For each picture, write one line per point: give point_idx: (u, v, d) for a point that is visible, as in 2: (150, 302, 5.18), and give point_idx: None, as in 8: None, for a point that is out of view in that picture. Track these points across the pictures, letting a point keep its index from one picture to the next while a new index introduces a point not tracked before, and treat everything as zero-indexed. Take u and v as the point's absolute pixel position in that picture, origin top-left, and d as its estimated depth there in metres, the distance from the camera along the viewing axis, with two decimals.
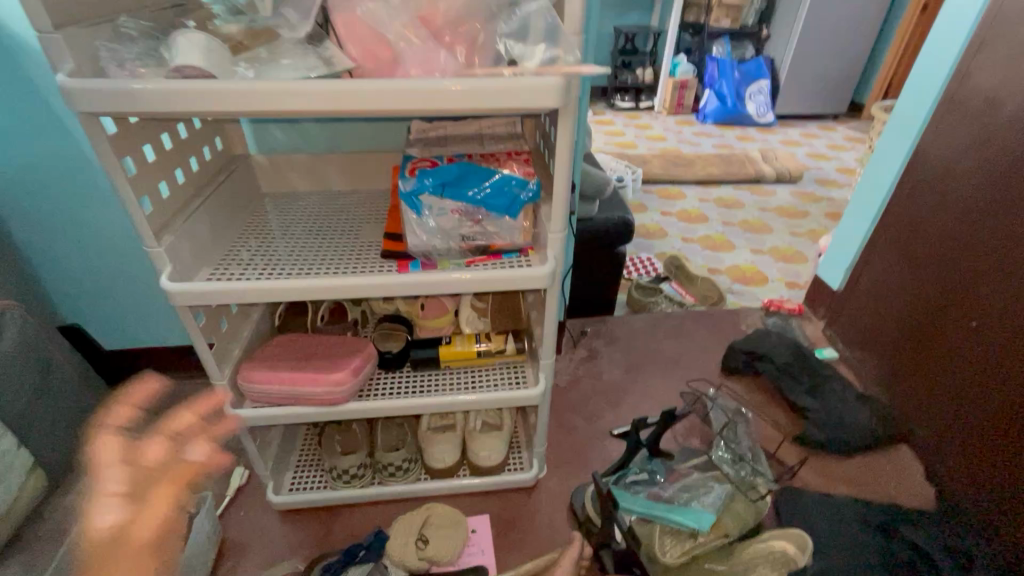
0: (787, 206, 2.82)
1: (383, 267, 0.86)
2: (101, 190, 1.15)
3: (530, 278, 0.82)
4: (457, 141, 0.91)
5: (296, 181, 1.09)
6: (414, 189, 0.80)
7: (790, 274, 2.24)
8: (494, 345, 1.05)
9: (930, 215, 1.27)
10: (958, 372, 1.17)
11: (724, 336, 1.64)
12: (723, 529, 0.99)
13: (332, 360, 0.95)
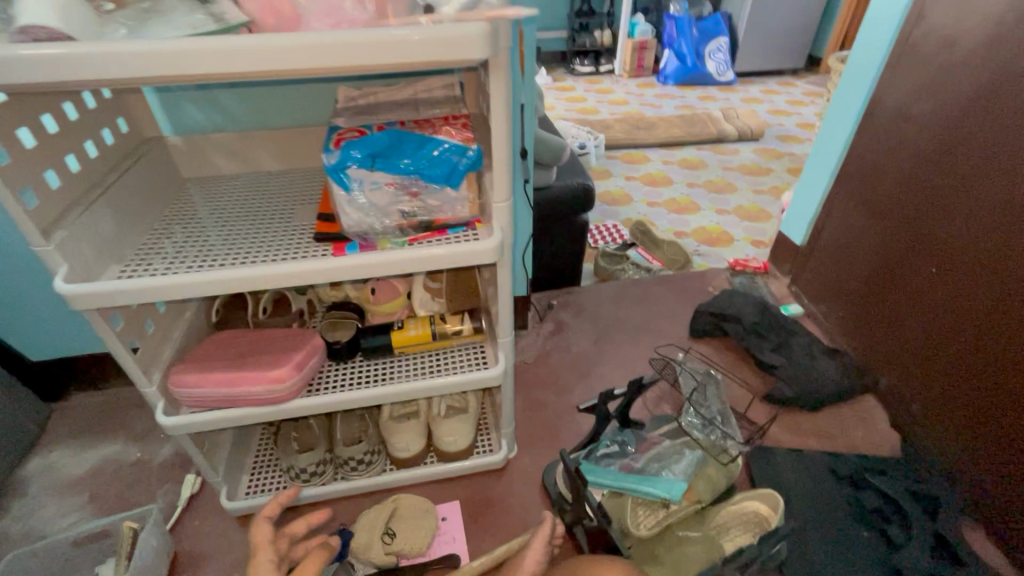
0: (751, 165, 2.81)
1: (316, 251, 0.79)
2: None
3: (476, 253, 0.76)
4: (389, 108, 0.83)
5: (220, 164, 1.00)
6: (339, 162, 0.72)
7: (755, 233, 2.24)
8: (450, 325, 0.98)
9: (889, 162, 1.25)
10: (920, 318, 1.17)
11: (691, 299, 1.62)
12: (695, 495, 0.97)
13: (275, 357, 0.88)
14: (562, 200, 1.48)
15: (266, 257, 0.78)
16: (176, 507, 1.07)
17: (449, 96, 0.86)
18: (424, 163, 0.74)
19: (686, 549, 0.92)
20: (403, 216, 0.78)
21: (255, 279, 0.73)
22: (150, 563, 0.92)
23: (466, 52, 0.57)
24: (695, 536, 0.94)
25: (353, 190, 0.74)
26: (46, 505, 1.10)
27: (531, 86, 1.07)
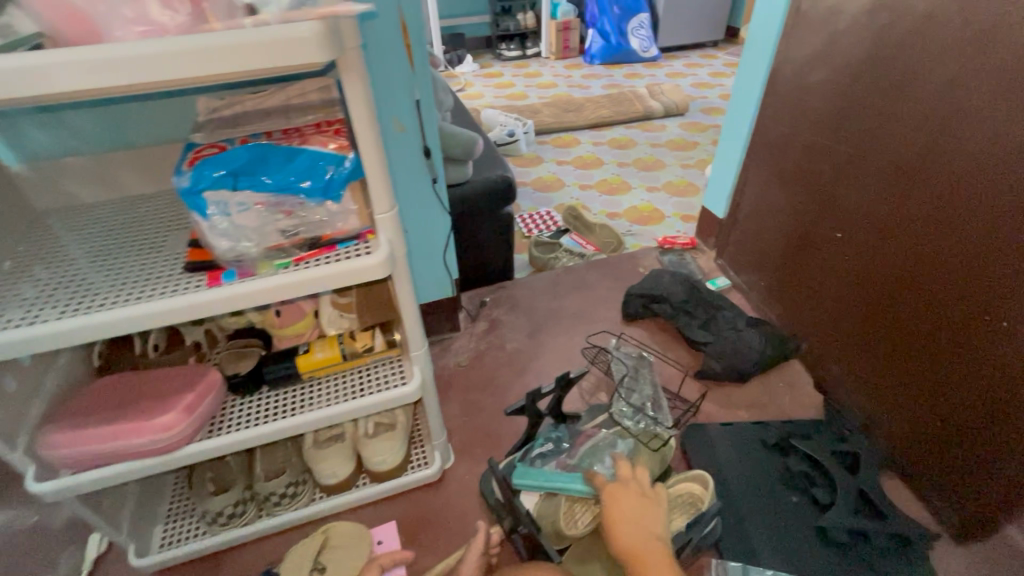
0: (678, 140, 2.84)
1: (189, 281, 0.71)
2: None
3: (365, 270, 0.71)
4: (257, 118, 0.76)
5: (81, 192, 0.89)
6: (194, 184, 0.64)
7: (684, 208, 2.27)
8: (360, 343, 0.93)
9: (792, 132, 1.28)
10: (831, 282, 1.21)
11: (623, 282, 1.62)
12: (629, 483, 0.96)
13: (162, 402, 0.80)
14: (482, 195, 1.43)
15: (128, 296, 0.70)
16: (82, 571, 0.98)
17: (325, 99, 0.80)
18: (295, 177, 0.68)
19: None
20: (283, 235, 0.72)
21: (116, 323, 0.66)
22: None
23: (298, 57, 0.51)
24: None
25: (216, 214, 0.67)
26: None
27: (425, 81, 1.03)
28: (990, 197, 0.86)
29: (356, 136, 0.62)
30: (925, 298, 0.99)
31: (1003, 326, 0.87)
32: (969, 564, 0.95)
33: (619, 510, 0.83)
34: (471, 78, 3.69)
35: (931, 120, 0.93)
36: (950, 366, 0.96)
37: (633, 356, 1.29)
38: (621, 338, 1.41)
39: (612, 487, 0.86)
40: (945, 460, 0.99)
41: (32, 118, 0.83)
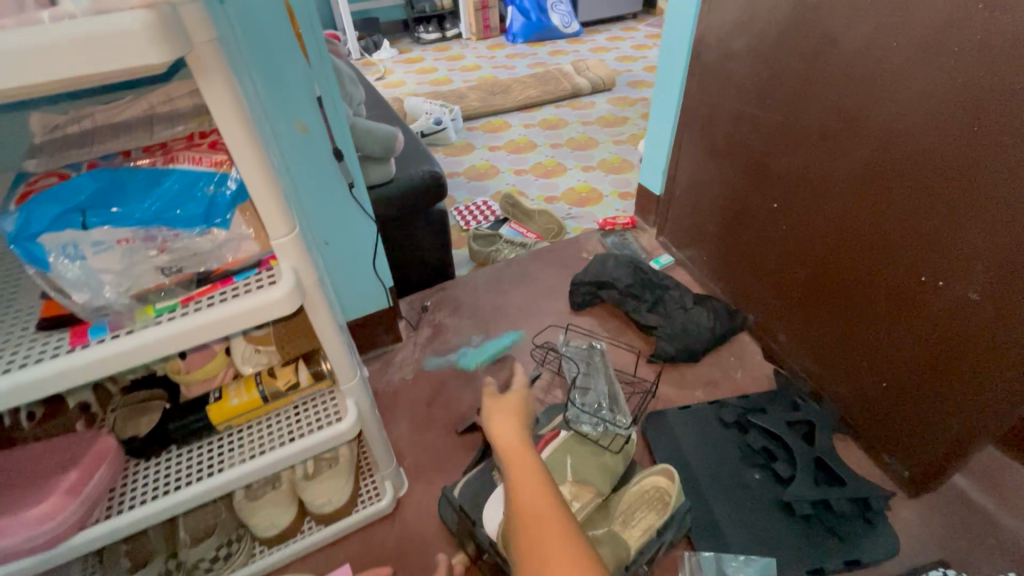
0: (608, 116, 2.82)
1: (45, 342, 0.57)
2: None
3: (267, 305, 0.59)
4: (112, 133, 0.62)
5: None
6: (23, 227, 0.51)
7: (621, 185, 2.25)
8: (282, 380, 0.81)
9: (719, 103, 1.25)
10: (773, 253, 1.20)
11: (569, 270, 1.57)
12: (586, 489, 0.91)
13: (40, 485, 0.67)
14: (409, 194, 1.32)
15: None
16: None
17: (198, 105, 0.66)
18: (163, 205, 0.56)
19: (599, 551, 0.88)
20: (162, 274, 0.60)
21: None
22: None
23: (113, 60, 0.40)
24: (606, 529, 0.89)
25: (64, 260, 0.53)
26: None
27: (326, 74, 0.91)
28: (919, 157, 0.85)
29: (228, 145, 0.51)
30: (863, 263, 0.99)
31: (938, 286, 0.87)
32: (924, 516, 0.97)
33: (501, 413, 0.74)
34: (391, 65, 3.50)
35: (857, 82, 0.92)
36: (892, 327, 0.97)
37: (582, 349, 1.25)
38: (567, 333, 1.35)
39: (490, 406, 0.76)
40: (895, 419, 1.01)
41: None
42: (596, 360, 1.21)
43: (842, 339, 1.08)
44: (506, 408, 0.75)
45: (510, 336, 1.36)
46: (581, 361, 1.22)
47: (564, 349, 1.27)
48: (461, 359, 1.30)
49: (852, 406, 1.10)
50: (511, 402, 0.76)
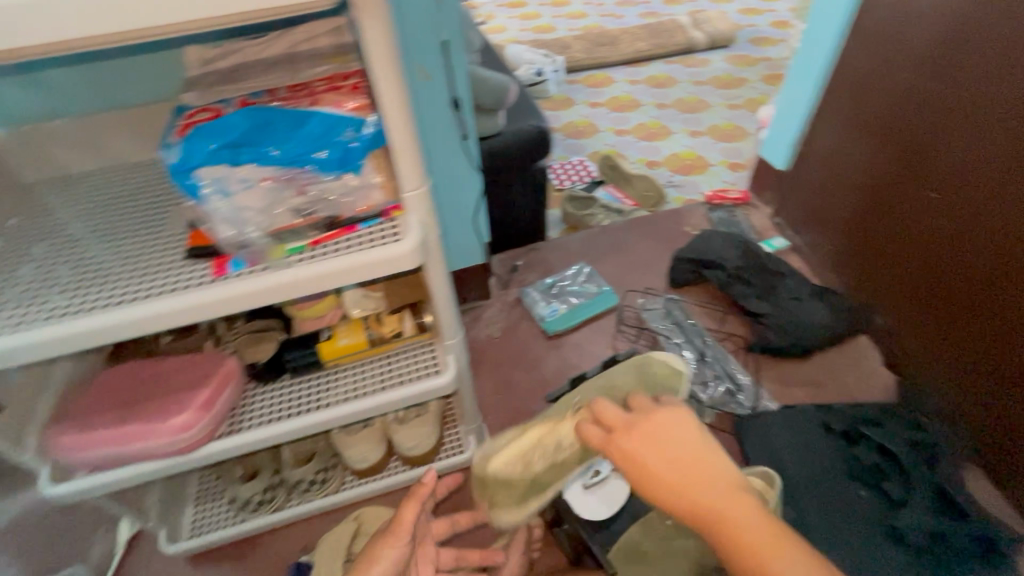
0: (723, 76, 2.58)
1: (193, 271, 0.62)
2: None
3: (393, 259, 0.59)
4: (258, 71, 0.62)
5: (68, 160, 0.78)
6: (185, 160, 0.53)
7: (731, 155, 2.07)
8: (387, 327, 0.83)
9: (883, 71, 1.09)
10: (919, 251, 1.06)
11: (668, 243, 1.48)
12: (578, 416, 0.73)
13: (178, 398, 0.72)
14: (515, 149, 1.28)
15: (119, 296, 0.61)
16: (115, 553, 0.96)
17: (339, 45, 0.65)
18: (306, 147, 0.55)
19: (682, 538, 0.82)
20: (295, 215, 0.61)
21: (93, 333, 0.57)
22: None
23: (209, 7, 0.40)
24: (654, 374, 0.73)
25: (215, 194, 0.55)
26: None
27: (455, 17, 0.87)
28: None
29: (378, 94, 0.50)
30: None
31: None
32: None
33: (648, 444, 0.49)
34: (494, 9, 3.36)
35: None
36: None
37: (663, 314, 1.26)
38: (646, 296, 1.32)
39: (619, 428, 0.51)
40: None
41: (15, 81, 0.74)
42: (678, 317, 1.25)
43: (993, 358, 0.94)
44: (621, 439, 0.50)
45: (607, 297, 1.31)
46: (670, 325, 1.24)
47: (647, 316, 1.26)
48: (543, 308, 1.30)
49: (984, 435, 0.98)
50: (643, 421, 0.51)
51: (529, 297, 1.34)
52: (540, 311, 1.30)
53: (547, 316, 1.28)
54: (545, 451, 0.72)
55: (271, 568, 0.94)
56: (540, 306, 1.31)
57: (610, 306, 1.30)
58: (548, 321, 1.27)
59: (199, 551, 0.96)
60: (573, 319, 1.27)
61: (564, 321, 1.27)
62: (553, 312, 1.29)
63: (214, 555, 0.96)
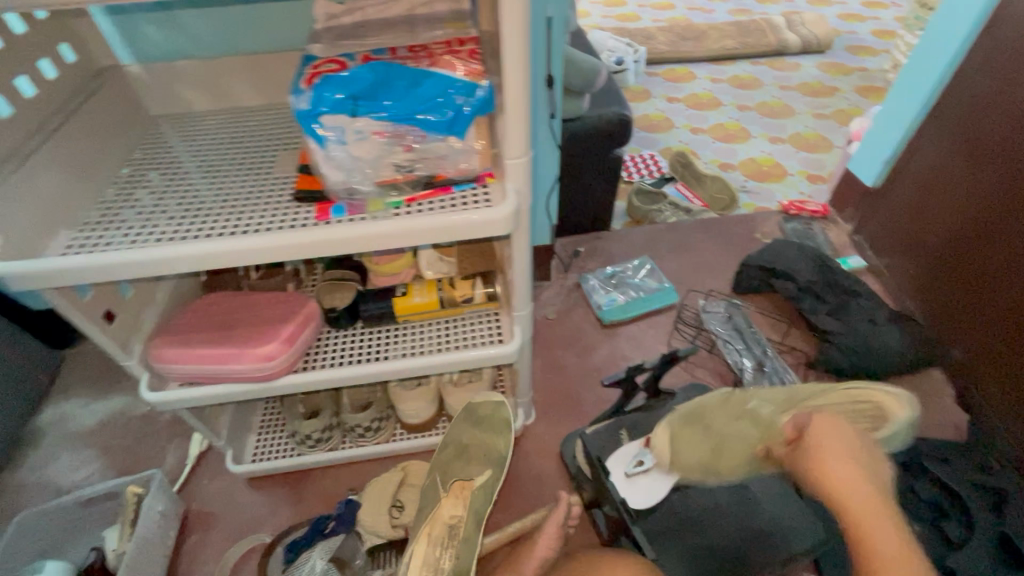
0: (813, 83, 2.46)
1: (297, 212, 0.66)
2: None
3: (487, 224, 0.60)
4: (380, 29, 0.65)
5: (192, 98, 0.84)
6: (312, 107, 0.56)
7: (812, 166, 1.99)
8: (459, 291, 0.86)
9: (1007, 91, 1.01)
10: (1017, 288, 0.99)
11: (736, 248, 1.44)
12: (480, 463, 0.82)
13: (265, 330, 0.77)
14: (594, 134, 1.28)
15: (231, 228, 0.65)
16: (185, 464, 1.05)
17: (455, 11, 0.68)
18: (420, 107, 0.58)
19: (752, 422, 0.70)
20: (397, 170, 0.64)
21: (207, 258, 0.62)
22: (157, 530, 0.89)
23: None
24: (483, 416, 0.87)
25: (334, 142, 0.59)
26: (62, 455, 1.09)
27: None
28: None
29: (503, 59, 0.51)
30: None
31: None
32: None
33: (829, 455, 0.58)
34: None
35: None
36: None
37: (724, 316, 1.24)
38: (708, 298, 1.30)
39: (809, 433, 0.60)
40: None
41: (148, 12, 0.79)
42: (738, 323, 1.22)
43: None
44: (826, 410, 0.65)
45: (667, 293, 1.29)
46: (730, 330, 1.22)
47: (707, 316, 1.25)
48: (599, 297, 1.30)
49: None
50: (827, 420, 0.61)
51: (586, 286, 1.34)
52: (598, 300, 1.30)
53: (603, 305, 1.28)
54: (441, 538, 0.78)
55: (321, 502, 1.01)
56: (598, 294, 1.31)
57: (669, 304, 1.29)
58: (604, 311, 1.27)
59: (258, 475, 1.03)
60: (630, 312, 1.27)
61: (618, 312, 1.27)
62: (608, 301, 1.29)
63: (270, 482, 1.03)
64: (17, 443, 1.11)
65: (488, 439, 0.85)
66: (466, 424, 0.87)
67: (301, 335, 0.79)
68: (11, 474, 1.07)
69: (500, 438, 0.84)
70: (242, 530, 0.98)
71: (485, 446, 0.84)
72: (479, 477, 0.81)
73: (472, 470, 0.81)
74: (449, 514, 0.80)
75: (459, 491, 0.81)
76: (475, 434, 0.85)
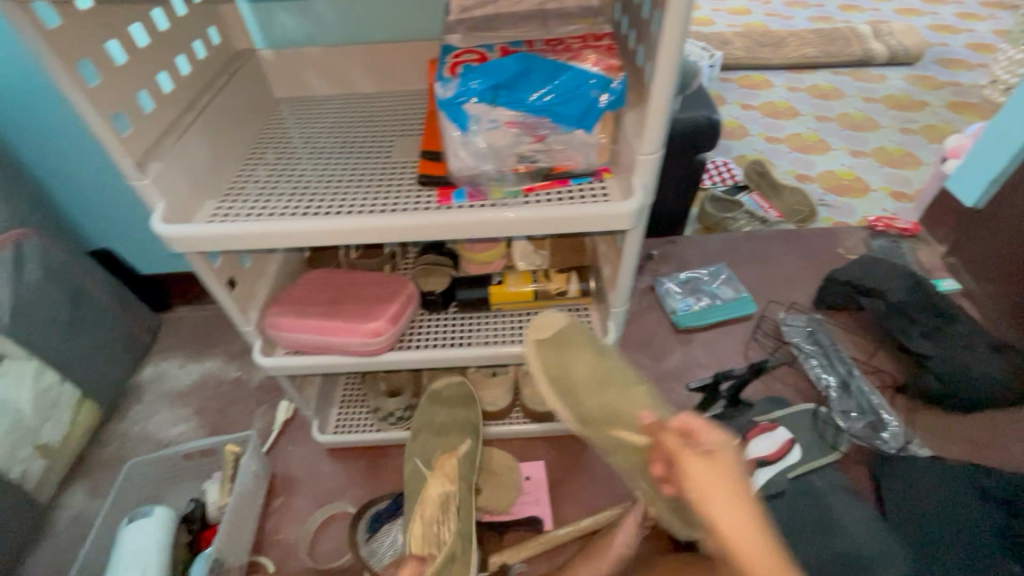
0: (900, 95, 2.34)
1: (420, 197, 0.69)
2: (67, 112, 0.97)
3: (610, 217, 0.61)
4: (513, 23, 0.67)
5: (314, 84, 0.89)
6: (457, 94, 0.59)
7: (897, 183, 1.90)
8: (554, 284, 0.87)
9: None
10: None
11: (818, 263, 1.39)
12: (459, 435, 0.90)
13: (371, 308, 0.81)
14: (681, 138, 1.26)
15: (359, 207, 0.68)
16: (272, 430, 1.11)
17: (584, 8, 0.69)
18: (557, 99, 0.59)
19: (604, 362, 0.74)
20: (518, 161, 0.65)
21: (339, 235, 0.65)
22: (250, 489, 0.94)
23: None
24: (445, 395, 0.95)
25: (471, 130, 0.61)
26: (161, 411, 1.17)
27: None
28: None
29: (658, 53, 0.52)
30: None
31: None
32: None
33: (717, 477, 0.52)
34: None
35: None
36: None
37: (806, 331, 1.21)
38: (789, 310, 1.27)
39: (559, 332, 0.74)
40: None
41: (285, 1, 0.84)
42: (822, 337, 1.17)
43: None
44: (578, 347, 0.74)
45: (745, 303, 1.26)
46: (813, 345, 1.16)
47: (788, 329, 1.19)
48: (674, 302, 1.28)
49: None
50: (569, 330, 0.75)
51: (661, 289, 1.32)
52: (673, 304, 1.28)
53: (678, 310, 1.27)
54: (435, 514, 0.76)
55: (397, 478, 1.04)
56: (673, 298, 1.30)
57: (747, 314, 1.26)
58: (679, 316, 1.25)
59: (338, 447, 1.07)
60: (706, 319, 1.25)
61: (694, 319, 1.25)
62: (684, 307, 1.27)
63: (350, 455, 1.08)
64: (122, 396, 1.20)
65: (459, 413, 0.93)
66: (434, 406, 0.93)
67: (402, 314, 0.82)
68: (116, 423, 1.16)
69: (471, 410, 0.94)
70: (323, 497, 1.02)
71: (457, 419, 0.92)
72: (461, 447, 0.87)
73: (457, 441, 0.88)
74: (438, 492, 0.79)
75: (443, 468, 0.82)
76: (449, 413, 0.92)
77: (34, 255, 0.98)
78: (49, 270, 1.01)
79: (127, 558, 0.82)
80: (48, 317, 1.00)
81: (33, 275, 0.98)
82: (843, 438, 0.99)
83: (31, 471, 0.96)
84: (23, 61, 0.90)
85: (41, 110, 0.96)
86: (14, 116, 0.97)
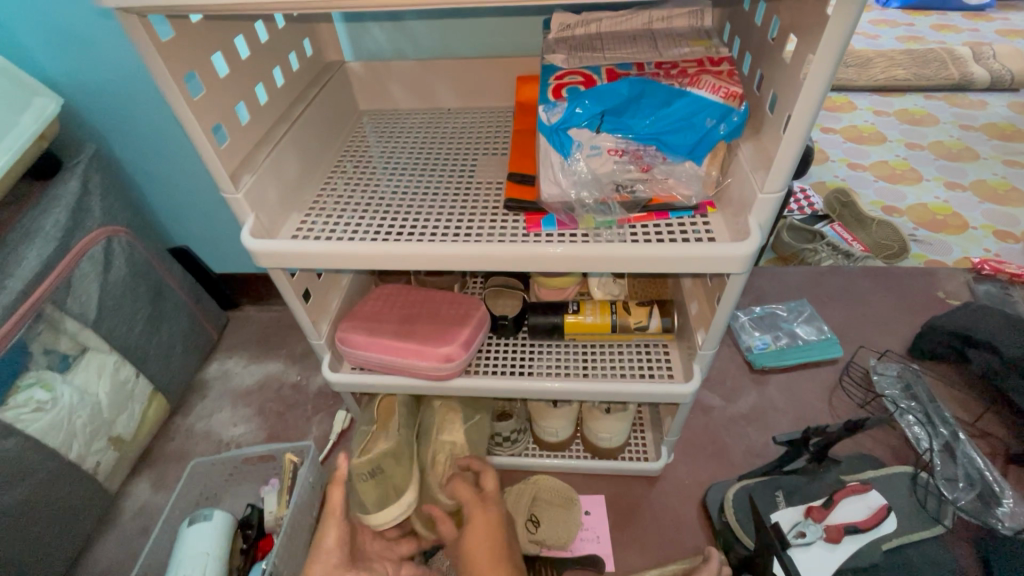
0: (1003, 124, 2.14)
1: (508, 222, 0.65)
2: (157, 115, 1.00)
3: (720, 258, 0.55)
4: (619, 44, 0.63)
5: (399, 97, 0.88)
6: (563, 120, 0.57)
7: (1001, 221, 1.73)
8: (633, 318, 0.81)
9: None
10: None
11: (912, 306, 1.27)
12: None
13: (442, 331, 0.78)
14: None
15: (444, 231, 0.65)
16: (329, 439, 1.10)
17: (696, 28, 0.64)
18: (668, 126, 0.56)
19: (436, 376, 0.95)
20: (616, 190, 0.60)
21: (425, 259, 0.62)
22: (306, 500, 0.93)
23: None
24: None
25: (572, 156, 0.58)
26: (223, 410, 1.19)
27: None
28: None
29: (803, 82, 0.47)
30: None
31: None
32: None
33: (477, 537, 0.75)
34: None
35: None
36: None
37: (900, 384, 1.10)
38: (881, 358, 1.16)
39: None
40: None
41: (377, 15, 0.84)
42: (921, 394, 1.07)
43: None
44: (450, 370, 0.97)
45: (830, 346, 1.16)
46: (908, 400, 1.07)
47: (879, 380, 1.11)
48: (750, 339, 1.19)
49: None
50: None
51: (736, 324, 1.23)
52: (749, 341, 1.19)
53: (755, 347, 1.17)
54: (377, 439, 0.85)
55: None
56: (749, 334, 1.21)
57: (831, 358, 1.16)
58: (756, 354, 1.16)
59: None
60: (785, 360, 1.15)
61: (773, 359, 1.15)
62: (761, 345, 1.18)
63: None
64: (188, 391, 1.22)
65: None
66: None
67: (474, 335, 0.78)
68: (182, 418, 1.18)
69: None
70: None
71: None
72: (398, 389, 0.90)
73: None
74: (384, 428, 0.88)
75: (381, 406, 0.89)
76: None
77: (121, 253, 1.02)
78: (134, 267, 1.04)
79: (183, 562, 0.82)
80: (126, 315, 1.03)
81: (115, 274, 1.01)
82: (948, 509, 0.88)
83: (104, 462, 0.99)
84: (133, 59, 0.92)
85: (134, 112, 0.99)
86: (110, 120, 1.00)
